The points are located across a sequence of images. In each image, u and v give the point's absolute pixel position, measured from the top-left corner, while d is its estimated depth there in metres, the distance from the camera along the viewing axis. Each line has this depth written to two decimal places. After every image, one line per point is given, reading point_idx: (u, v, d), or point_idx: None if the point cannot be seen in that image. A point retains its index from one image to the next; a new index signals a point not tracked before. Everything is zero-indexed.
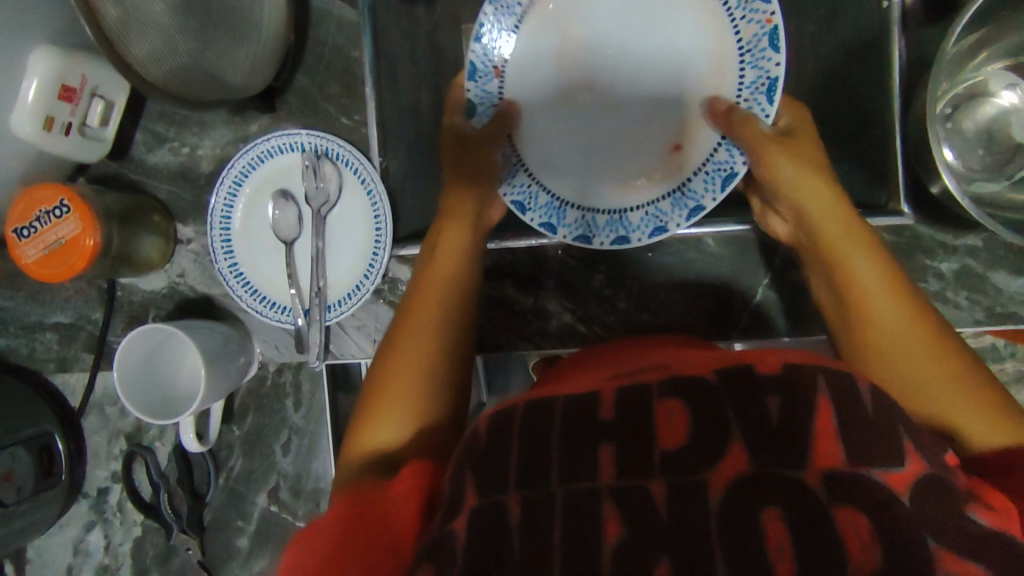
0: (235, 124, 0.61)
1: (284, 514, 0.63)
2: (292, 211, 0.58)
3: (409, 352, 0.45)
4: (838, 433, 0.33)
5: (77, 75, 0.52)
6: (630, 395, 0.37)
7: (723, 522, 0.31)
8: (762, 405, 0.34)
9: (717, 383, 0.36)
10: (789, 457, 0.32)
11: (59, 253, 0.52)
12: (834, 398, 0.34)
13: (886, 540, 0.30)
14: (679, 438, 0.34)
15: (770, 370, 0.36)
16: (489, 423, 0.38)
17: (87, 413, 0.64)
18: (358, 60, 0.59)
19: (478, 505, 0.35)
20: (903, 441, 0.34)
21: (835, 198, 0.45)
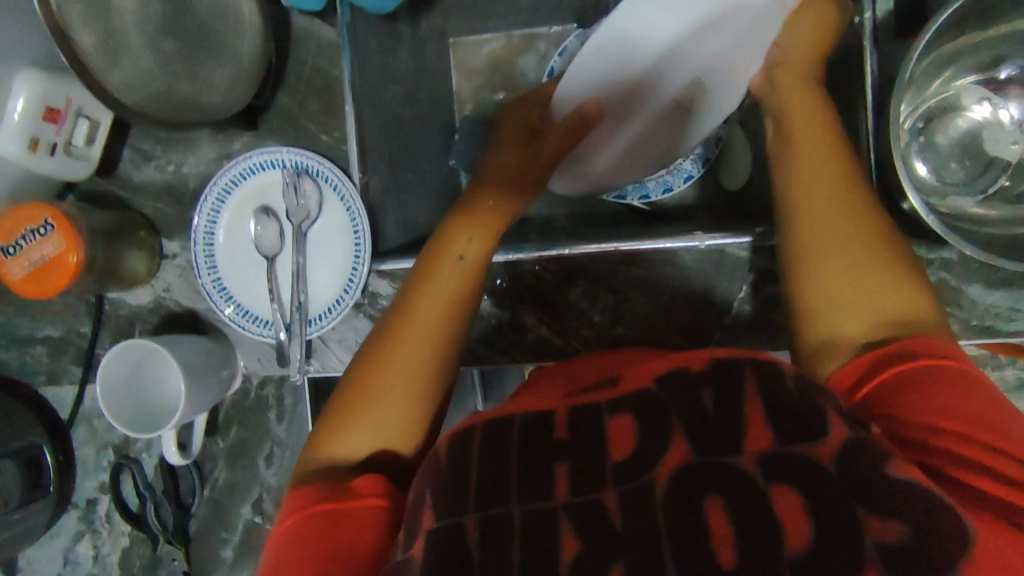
0: (218, 142, 0.62)
1: (268, 525, 0.64)
2: (274, 227, 0.59)
3: (395, 376, 0.46)
4: (766, 419, 0.34)
5: (61, 97, 0.53)
6: (580, 412, 0.39)
7: (671, 514, 0.33)
8: (699, 403, 0.36)
9: (659, 392, 0.37)
10: (721, 449, 0.34)
11: (44, 270, 0.53)
12: (759, 391, 0.36)
13: (817, 515, 0.31)
14: (628, 449, 0.35)
15: (700, 369, 0.38)
16: (450, 448, 0.39)
17: (77, 425, 0.65)
18: (337, 78, 0.60)
19: (438, 526, 0.35)
20: (827, 414, 0.35)
21: (817, 158, 0.47)
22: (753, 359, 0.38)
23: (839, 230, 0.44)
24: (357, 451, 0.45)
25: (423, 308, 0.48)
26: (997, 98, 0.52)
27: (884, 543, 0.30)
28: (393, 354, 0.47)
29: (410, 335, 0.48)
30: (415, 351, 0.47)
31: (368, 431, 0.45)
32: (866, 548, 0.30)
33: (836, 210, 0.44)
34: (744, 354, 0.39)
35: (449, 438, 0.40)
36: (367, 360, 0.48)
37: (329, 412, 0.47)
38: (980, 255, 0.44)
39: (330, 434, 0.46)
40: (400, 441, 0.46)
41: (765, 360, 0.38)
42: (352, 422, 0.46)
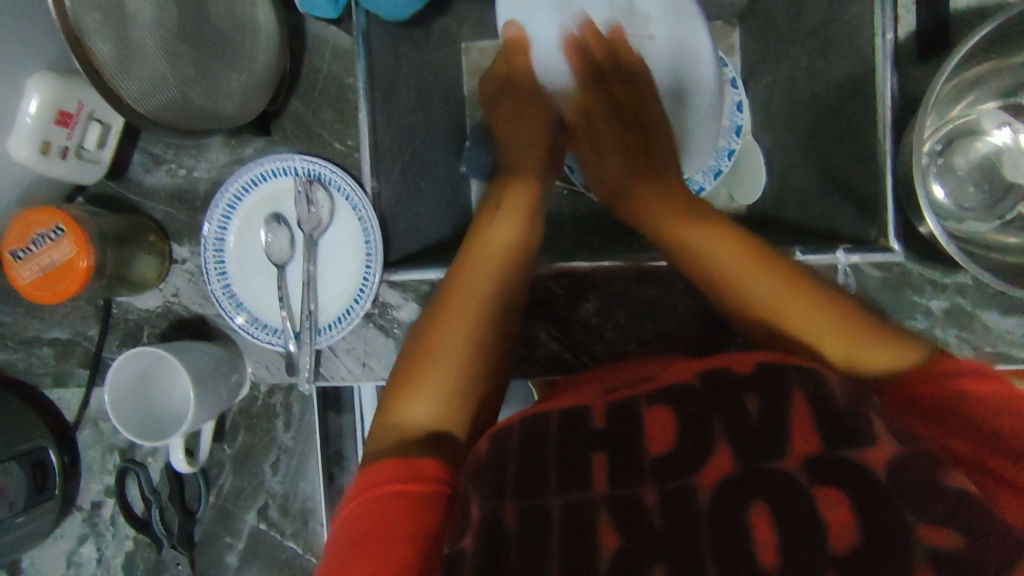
0: (230, 147, 0.62)
1: (272, 532, 0.64)
2: (285, 235, 0.59)
3: (462, 326, 0.47)
4: (814, 423, 0.35)
5: (74, 102, 0.53)
6: (619, 406, 0.39)
7: (712, 521, 0.33)
8: (744, 405, 0.36)
9: (701, 388, 0.38)
10: (765, 450, 0.34)
11: (53, 276, 0.53)
12: (808, 397, 0.36)
13: (864, 520, 0.32)
14: (666, 444, 0.36)
15: (745, 371, 0.38)
16: (488, 444, 0.39)
17: (82, 428, 0.65)
18: (352, 86, 0.60)
19: (481, 516, 0.35)
20: (875, 421, 0.35)
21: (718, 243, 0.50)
22: (797, 364, 0.38)
23: (781, 303, 0.46)
24: (420, 419, 0.45)
25: (477, 271, 0.50)
26: (1017, 123, 0.53)
27: (939, 550, 0.31)
28: (449, 315, 0.48)
29: (467, 292, 0.49)
30: (473, 305, 0.48)
31: (426, 396, 0.45)
32: (916, 553, 0.31)
33: (725, 250, 0.49)
34: (786, 360, 0.39)
35: (487, 441, 0.39)
36: (422, 329, 0.48)
37: (390, 382, 0.47)
38: (995, 284, 0.44)
39: (392, 401, 0.46)
40: (457, 406, 0.46)
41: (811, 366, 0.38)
42: (411, 389, 0.46)
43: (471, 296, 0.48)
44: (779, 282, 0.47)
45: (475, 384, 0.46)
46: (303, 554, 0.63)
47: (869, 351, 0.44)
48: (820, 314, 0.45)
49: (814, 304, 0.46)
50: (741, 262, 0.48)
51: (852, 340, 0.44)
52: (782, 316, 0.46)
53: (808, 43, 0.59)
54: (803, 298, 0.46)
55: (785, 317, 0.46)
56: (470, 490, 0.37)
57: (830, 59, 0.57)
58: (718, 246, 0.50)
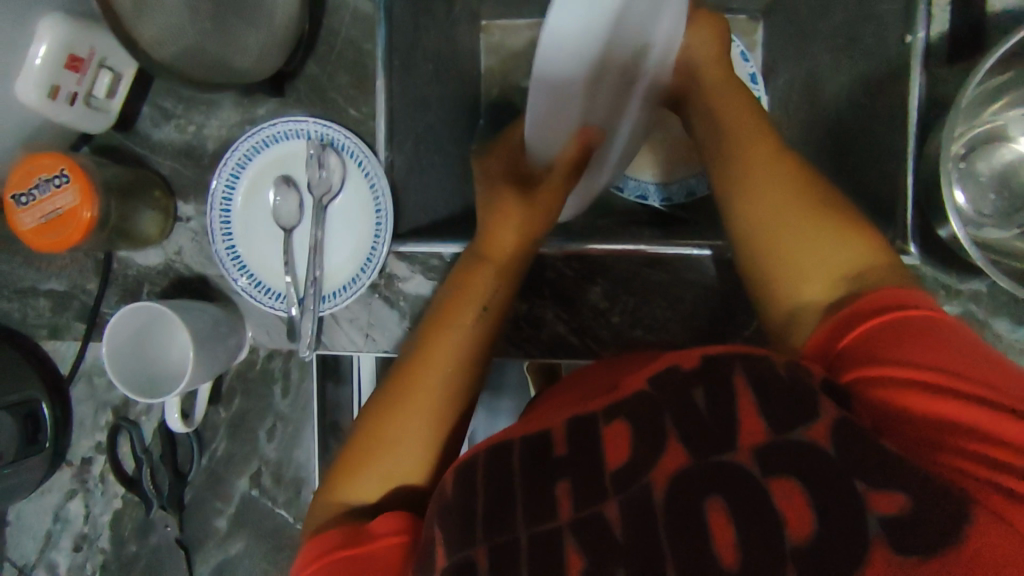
0: (242, 106, 0.60)
1: (264, 498, 0.63)
2: (294, 198, 0.58)
3: (427, 398, 0.47)
4: (758, 410, 0.34)
5: (85, 46, 0.51)
6: (578, 422, 0.39)
7: (670, 519, 0.32)
8: (690, 399, 0.35)
9: (653, 392, 0.37)
10: (716, 447, 0.33)
11: (56, 224, 0.51)
12: (749, 378, 0.35)
13: (819, 503, 0.30)
14: (623, 453, 0.35)
15: (693, 366, 0.37)
16: (455, 482, 0.40)
17: (76, 382, 0.64)
18: (370, 52, 0.59)
19: (452, 562, 0.36)
20: (818, 391, 0.34)
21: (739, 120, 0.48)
22: (744, 351, 0.37)
23: (760, 173, 0.45)
24: (388, 477, 0.46)
25: (442, 352, 0.47)
26: None
27: (886, 517, 0.29)
28: (410, 399, 0.46)
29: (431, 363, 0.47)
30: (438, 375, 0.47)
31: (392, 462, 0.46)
32: (869, 526, 0.29)
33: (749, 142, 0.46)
34: (735, 347, 0.38)
35: (453, 475, 0.40)
36: (381, 405, 0.47)
37: (352, 449, 0.47)
38: (1015, 290, 0.43)
39: (350, 475, 0.46)
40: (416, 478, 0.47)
41: (759, 355, 0.37)
42: (372, 466, 0.46)
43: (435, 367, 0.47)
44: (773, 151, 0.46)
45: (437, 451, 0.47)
46: (294, 522, 0.63)
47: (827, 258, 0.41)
48: (819, 219, 0.42)
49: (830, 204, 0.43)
50: (758, 148, 0.46)
51: (812, 231, 0.42)
52: (749, 182, 0.45)
53: (833, 40, 0.58)
54: (787, 183, 0.44)
55: (751, 183, 0.45)
56: (436, 535, 0.38)
57: (856, 57, 0.56)
58: (733, 121, 0.48)
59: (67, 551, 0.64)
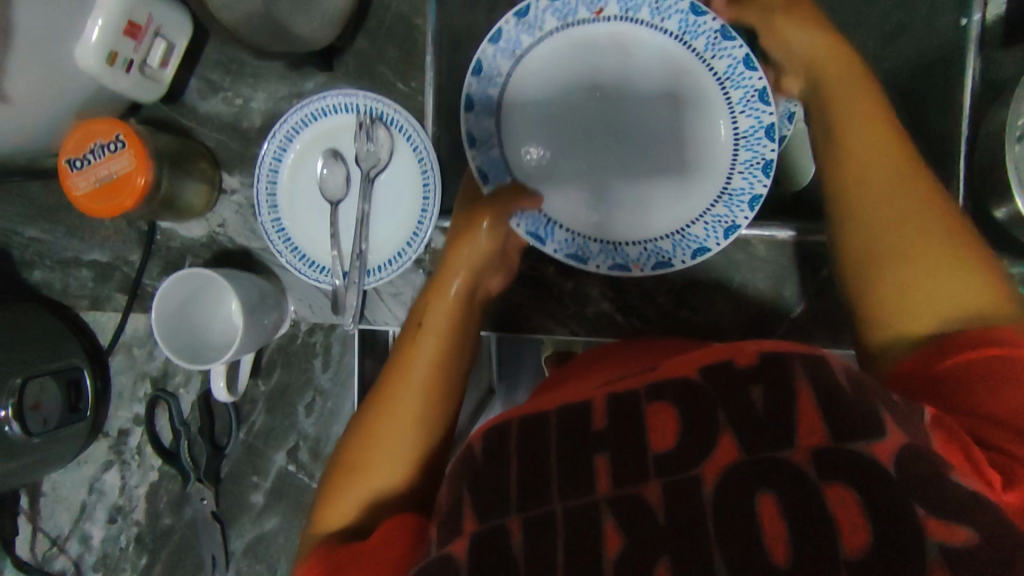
0: (290, 80, 0.61)
1: (301, 474, 0.63)
2: (341, 171, 0.57)
3: (406, 401, 0.46)
4: (819, 414, 0.31)
5: (144, 14, 0.52)
6: (620, 399, 0.35)
7: (718, 515, 0.30)
8: (746, 395, 0.32)
9: (702, 383, 0.34)
10: (772, 445, 0.31)
11: (109, 188, 0.51)
12: (812, 385, 0.32)
13: (874, 514, 0.28)
14: (670, 440, 0.32)
15: (750, 361, 0.34)
16: (485, 440, 0.37)
17: (116, 353, 0.64)
18: (420, 27, 0.59)
19: (478, 531, 0.33)
20: (881, 415, 0.31)
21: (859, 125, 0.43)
22: (803, 351, 0.34)
23: (876, 190, 0.42)
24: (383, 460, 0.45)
25: (414, 374, 0.46)
26: None
27: (949, 546, 0.27)
28: (387, 422, 0.46)
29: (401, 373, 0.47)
30: (417, 380, 0.46)
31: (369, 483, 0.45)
32: (928, 549, 0.27)
33: (872, 142, 0.43)
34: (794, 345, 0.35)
35: (484, 436, 0.38)
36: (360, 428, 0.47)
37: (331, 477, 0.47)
38: None
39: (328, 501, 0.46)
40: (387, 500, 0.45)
41: (814, 356, 0.34)
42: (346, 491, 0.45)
43: (411, 392, 0.46)
44: (891, 164, 0.42)
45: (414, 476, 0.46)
46: None
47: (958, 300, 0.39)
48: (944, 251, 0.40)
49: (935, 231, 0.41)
50: (874, 160, 0.43)
51: (931, 265, 0.40)
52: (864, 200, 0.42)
53: None
54: (912, 204, 0.41)
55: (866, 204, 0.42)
56: (465, 497, 0.35)
57: None
58: (859, 129, 0.43)
59: (101, 522, 0.64)
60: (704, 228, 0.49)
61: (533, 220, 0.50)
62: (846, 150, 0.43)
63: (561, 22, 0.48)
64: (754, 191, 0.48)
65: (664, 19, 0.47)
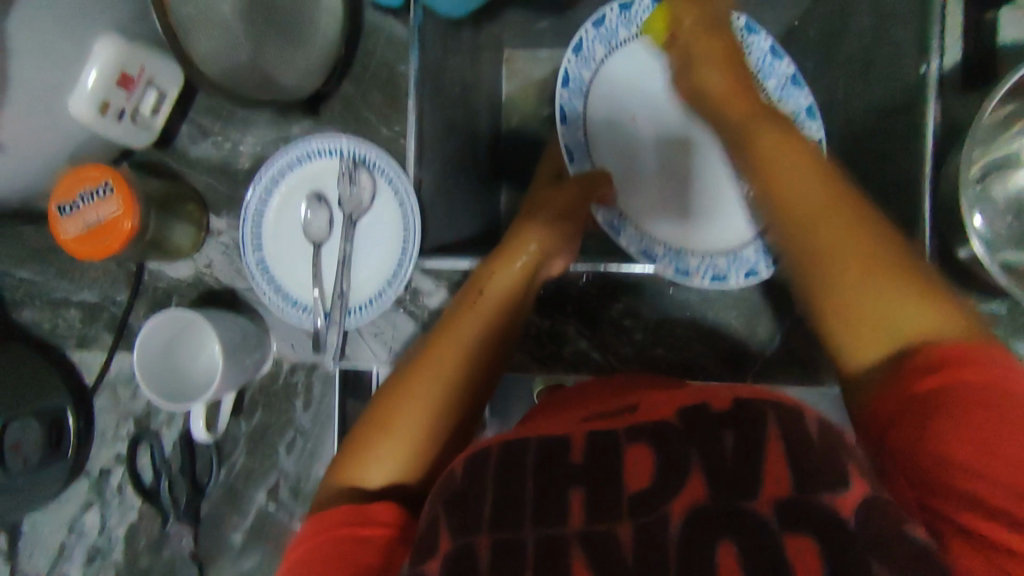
0: (278, 125, 0.63)
1: (281, 514, 0.62)
2: (325, 214, 0.59)
3: (457, 346, 0.45)
4: (786, 463, 0.32)
5: (136, 65, 0.54)
6: (599, 434, 0.35)
7: (682, 559, 0.30)
8: (718, 441, 0.33)
9: (678, 426, 0.34)
10: (740, 492, 0.31)
11: (96, 233, 0.53)
12: (781, 433, 0.33)
13: (831, 565, 0.29)
14: (644, 481, 0.32)
15: (723, 407, 0.34)
16: (465, 466, 0.37)
17: (100, 393, 0.64)
18: (402, 74, 0.61)
19: (451, 550, 0.33)
20: (847, 464, 0.32)
21: (799, 163, 0.42)
22: (775, 399, 0.35)
23: (821, 216, 0.40)
24: (419, 414, 0.43)
25: (472, 318, 0.46)
26: None
27: None
28: (433, 368, 0.45)
29: (443, 345, 0.45)
30: (473, 338, 0.46)
31: (390, 450, 0.43)
32: None
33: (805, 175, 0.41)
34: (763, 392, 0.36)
35: (464, 460, 0.37)
36: (398, 378, 0.45)
37: (352, 438, 0.45)
38: None
39: (352, 458, 0.43)
40: (417, 458, 0.43)
41: (790, 405, 0.35)
42: (373, 449, 0.43)
43: (463, 340, 0.45)
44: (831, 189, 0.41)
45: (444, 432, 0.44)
46: None
47: (905, 322, 0.37)
48: (879, 282, 0.38)
49: (890, 276, 0.38)
50: (816, 189, 0.41)
51: (881, 280, 0.38)
52: (811, 235, 0.40)
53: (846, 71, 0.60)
54: (853, 236, 0.39)
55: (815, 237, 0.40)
56: (441, 520, 0.35)
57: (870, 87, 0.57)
58: (783, 157, 0.43)
59: (79, 564, 0.64)
60: (754, 252, 0.53)
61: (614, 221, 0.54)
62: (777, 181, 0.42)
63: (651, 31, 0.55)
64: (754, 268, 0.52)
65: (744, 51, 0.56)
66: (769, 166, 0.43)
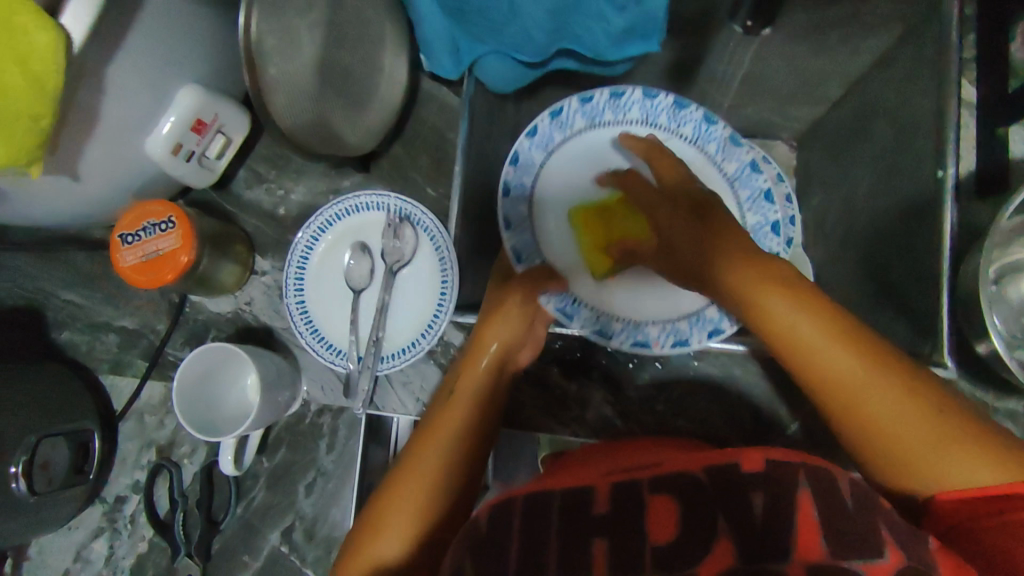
0: (330, 177, 0.67)
1: (293, 557, 0.62)
2: (367, 263, 0.62)
3: (452, 422, 0.47)
4: (818, 528, 0.33)
5: (210, 113, 0.59)
6: (623, 488, 0.37)
7: None
8: (749, 502, 0.34)
9: (705, 482, 0.35)
10: (768, 555, 0.32)
11: (154, 263, 0.56)
12: (814, 496, 0.34)
13: None
14: (667, 534, 0.34)
15: (754, 467, 0.35)
16: (489, 515, 0.38)
17: (127, 419, 0.65)
18: (451, 141, 0.66)
19: None
20: (882, 536, 0.33)
21: (826, 340, 0.39)
22: (808, 462, 0.36)
23: (856, 387, 0.38)
24: (422, 489, 0.44)
25: (464, 393, 0.49)
26: None
27: None
28: (431, 446, 0.46)
29: (441, 422, 0.47)
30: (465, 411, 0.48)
31: (393, 533, 0.42)
32: None
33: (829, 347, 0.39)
34: (796, 456, 0.37)
35: (488, 510, 0.39)
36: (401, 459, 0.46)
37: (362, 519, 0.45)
38: None
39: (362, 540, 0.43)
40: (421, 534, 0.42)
41: (823, 469, 0.36)
42: (381, 527, 0.43)
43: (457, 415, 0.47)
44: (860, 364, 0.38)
45: (445, 506, 0.44)
46: None
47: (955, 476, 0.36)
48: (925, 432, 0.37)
49: (918, 412, 0.38)
50: (849, 367, 0.39)
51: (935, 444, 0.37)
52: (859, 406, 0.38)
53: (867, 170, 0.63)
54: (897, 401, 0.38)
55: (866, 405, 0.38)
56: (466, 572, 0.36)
57: None
58: (807, 323, 0.40)
59: None
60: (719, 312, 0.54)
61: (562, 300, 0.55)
62: (804, 364, 0.40)
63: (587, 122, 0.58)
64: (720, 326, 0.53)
65: (681, 125, 0.58)
66: (790, 334, 0.40)
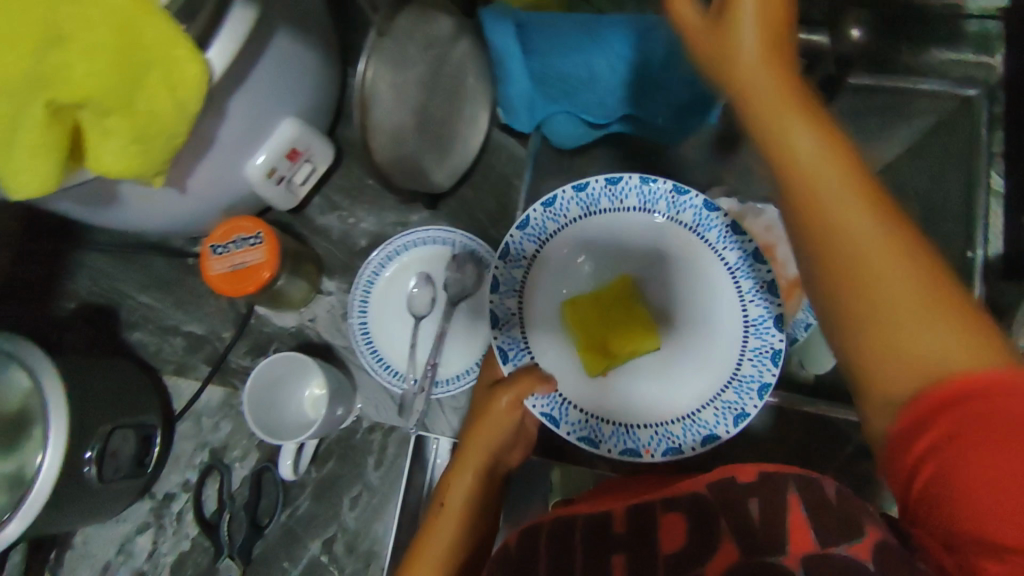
0: (400, 211, 0.72)
1: (331, 568, 0.64)
2: (429, 292, 0.66)
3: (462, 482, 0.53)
4: (807, 524, 0.36)
5: (304, 144, 0.64)
6: (639, 509, 0.42)
7: None
8: (746, 508, 0.38)
9: (710, 496, 0.40)
10: (767, 549, 0.35)
11: (239, 274, 0.60)
12: (802, 498, 0.37)
13: None
14: (678, 543, 0.38)
15: (748, 478, 0.39)
16: (519, 540, 0.44)
17: (184, 419, 0.69)
18: (516, 188, 0.71)
19: None
20: (864, 524, 0.36)
21: (885, 261, 0.35)
22: (797, 471, 0.39)
23: (913, 307, 0.34)
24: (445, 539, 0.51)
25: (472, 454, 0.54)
26: None
27: None
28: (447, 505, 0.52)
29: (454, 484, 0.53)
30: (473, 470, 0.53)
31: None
32: None
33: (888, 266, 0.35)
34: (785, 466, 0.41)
35: (518, 536, 0.45)
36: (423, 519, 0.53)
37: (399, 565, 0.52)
38: None
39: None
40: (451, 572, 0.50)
41: (809, 476, 0.39)
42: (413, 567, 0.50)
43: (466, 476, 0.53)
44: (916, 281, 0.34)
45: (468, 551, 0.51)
46: None
47: None
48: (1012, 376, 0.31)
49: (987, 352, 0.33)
50: (908, 285, 0.34)
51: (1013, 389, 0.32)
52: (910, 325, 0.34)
53: None
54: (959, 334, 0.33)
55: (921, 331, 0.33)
56: None
57: None
58: (868, 250, 0.35)
59: None
60: (751, 366, 0.55)
61: (549, 401, 0.56)
62: (858, 280, 0.35)
63: (579, 211, 0.59)
64: (763, 379, 0.54)
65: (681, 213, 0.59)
66: (834, 255, 0.36)
